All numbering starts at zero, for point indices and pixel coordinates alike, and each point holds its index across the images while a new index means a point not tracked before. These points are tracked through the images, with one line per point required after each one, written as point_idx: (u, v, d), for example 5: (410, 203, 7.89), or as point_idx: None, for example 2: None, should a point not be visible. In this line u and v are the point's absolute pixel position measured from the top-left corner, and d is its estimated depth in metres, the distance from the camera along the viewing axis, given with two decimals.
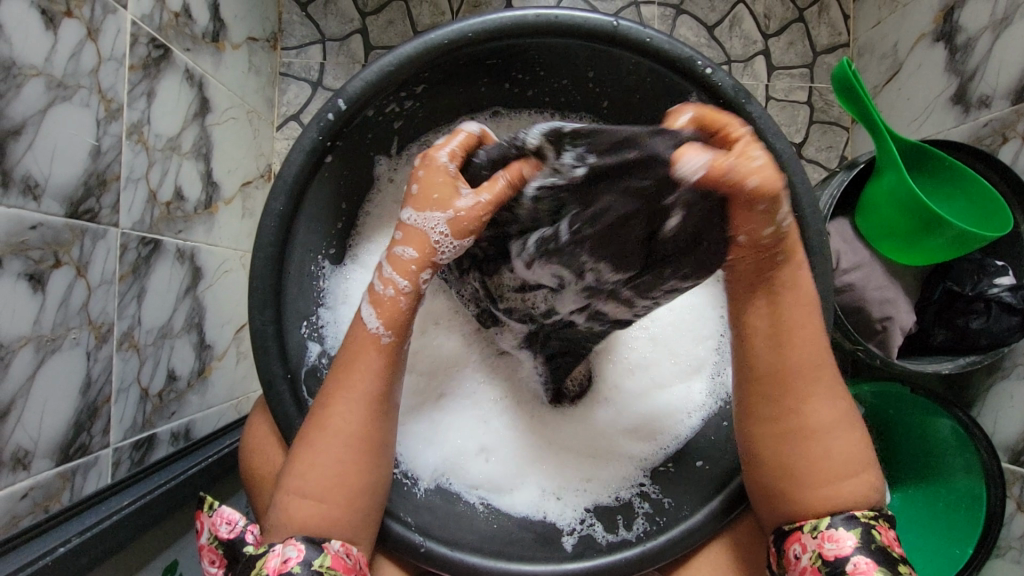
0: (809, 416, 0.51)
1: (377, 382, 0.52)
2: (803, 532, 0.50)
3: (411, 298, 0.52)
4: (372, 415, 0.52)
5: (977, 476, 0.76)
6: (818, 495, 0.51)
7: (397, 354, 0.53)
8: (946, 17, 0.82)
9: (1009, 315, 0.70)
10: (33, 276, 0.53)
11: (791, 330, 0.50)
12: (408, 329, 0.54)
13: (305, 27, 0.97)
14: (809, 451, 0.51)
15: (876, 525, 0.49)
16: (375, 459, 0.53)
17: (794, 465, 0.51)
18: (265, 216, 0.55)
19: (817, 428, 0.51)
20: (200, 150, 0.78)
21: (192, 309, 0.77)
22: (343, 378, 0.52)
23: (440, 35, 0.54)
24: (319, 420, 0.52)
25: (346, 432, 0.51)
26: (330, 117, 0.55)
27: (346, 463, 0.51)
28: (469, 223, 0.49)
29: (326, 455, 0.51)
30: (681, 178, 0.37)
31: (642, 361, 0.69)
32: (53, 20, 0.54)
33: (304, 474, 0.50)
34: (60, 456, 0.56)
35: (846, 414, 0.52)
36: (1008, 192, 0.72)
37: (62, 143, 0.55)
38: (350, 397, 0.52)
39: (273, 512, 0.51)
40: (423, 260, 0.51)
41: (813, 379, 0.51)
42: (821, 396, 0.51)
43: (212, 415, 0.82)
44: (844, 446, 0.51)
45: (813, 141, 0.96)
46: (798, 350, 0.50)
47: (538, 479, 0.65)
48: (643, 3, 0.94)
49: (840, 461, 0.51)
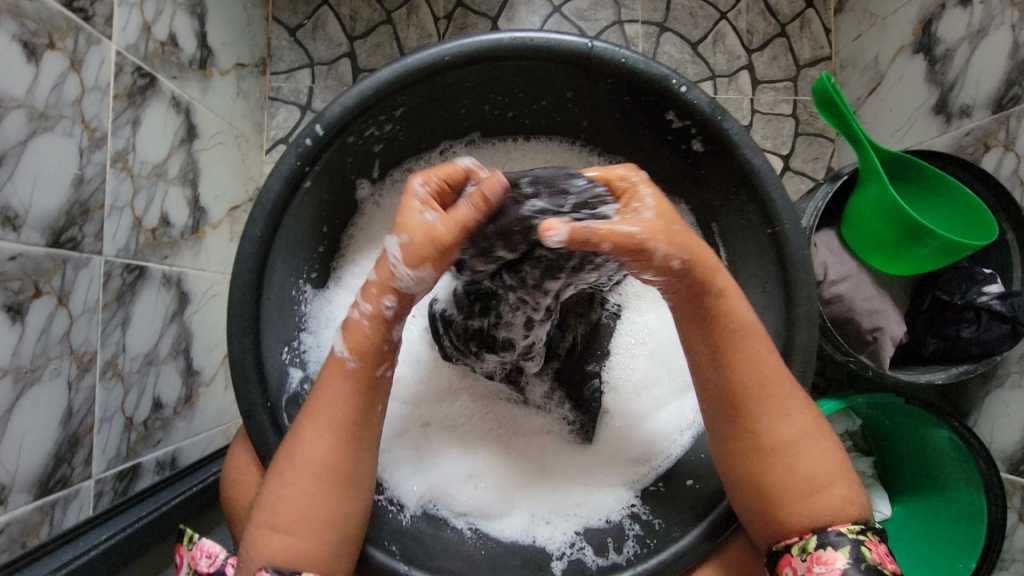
0: (776, 429, 0.52)
1: (347, 406, 0.51)
2: (794, 556, 0.49)
3: (374, 322, 0.51)
4: (343, 443, 0.51)
5: (976, 489, 0.75)
6: (802, 512, 0.50)
7: (365, 379, 0.52)
8: (924, 30, 0.84)
9: (998, 323, 0.69)
10: (13, 307, 0.53)
11: (731, 349, 0.53)
12: (377, 358, 0.52)
13: (294, 52, 0.98)
14: (778, 466, 0.51)
15: (865, 541, 0.48)
16: (348, 485, 0.51)
17: (768, 482, 0.51)
18: (245, 242, 0.55)
19: (786, 439, 0.52)
20: (187, 176, 0.78)
21: (179, 335, 0.76)
22: (312, 404, 0.52)
23: (416, 60, 0.55)
24: (289, 451, 0.51)
25: (314, 461, 0.50)
26: (308, 143, 0.55)
27: (311, 492, 0.49)
28: (416, 249, 0.48)
29: (291, 481, 0.49)
30: (551, 242, 0.45)
31: (643, 378, 0.68)
32: (35, 53, 0.55)
33: (273, 501, 0.49)
34: (39, 489, 0.55)
35: (816, 422, 0.53)
36: (993, 201, 0.72)
37: (44, 173, 0.56)
38: (316, 428, 0.51)
39: (247, 538, 0.49)
40: (383, 284, 0.51)
41: (774, 391, 0.52)
42: (777, 410, 0.52)
43: (199, 442, 0.80)
44: (820, 457, 0.51)
45: (799, 153, 0.96)
46: (750, 365, 0.53)
47: (528, 504, 0.63)
48: (627, 22, 0.96)
49: (820, 473, 0.50)
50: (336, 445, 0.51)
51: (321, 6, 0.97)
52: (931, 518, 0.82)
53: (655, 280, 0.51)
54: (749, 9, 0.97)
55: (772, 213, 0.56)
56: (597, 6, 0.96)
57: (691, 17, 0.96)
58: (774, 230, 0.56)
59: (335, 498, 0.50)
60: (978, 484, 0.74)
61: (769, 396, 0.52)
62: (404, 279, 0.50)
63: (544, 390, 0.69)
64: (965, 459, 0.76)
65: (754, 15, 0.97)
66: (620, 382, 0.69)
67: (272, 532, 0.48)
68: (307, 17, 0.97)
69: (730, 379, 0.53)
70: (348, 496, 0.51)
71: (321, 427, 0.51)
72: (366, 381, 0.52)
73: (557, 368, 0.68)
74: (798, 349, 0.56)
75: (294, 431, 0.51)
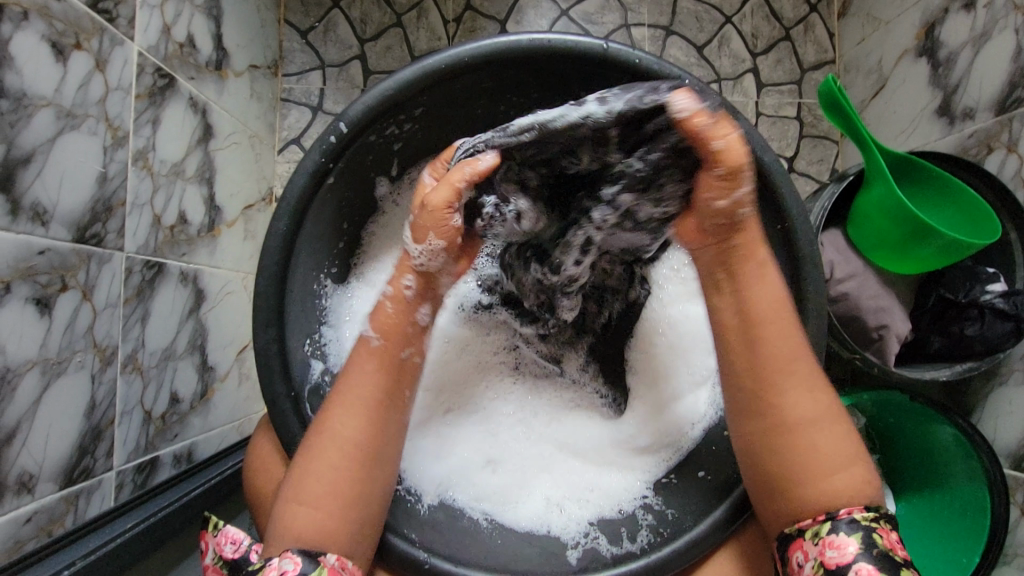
0: (797, 409, 0.53)
1: (371, 382, 0.54)
2: (806, 538, 0.50)
3: (396, 303, 0.57)
4: (370, 421, 0.54)
5: (980, 482, 0.77)
6: (816, 494, 0.51)
7: (389, 359, 0.56)
8: (927, 34, 0.85)
9: (1003, 321, 0.70)
10: (40, 301, 0.54)
11: (760, 323, 0.54)
12: (399, 335, 0.56)
13: (306, 54, 0.99)
14: (796, 447, 0.52)
15: (877, 528, 0.49)
16: (373, 467, 0.53)
17: (785, 464, 0.53)
18: (268, 238, 0.56)
19: (807, 420, 0.53)
20: (203, 175, 0.79)
21: (196, 331, 0.77)
22: (341, 383, 0.55)
23: (437, 60, 0.56)
24: (318, 430, 0.53)
25: (343, 436, 0.52)
26: (332, 139, 0.57)
27: (339, 471, 0.52)
28: (433, 225, 0.54)
29: (319, 458, 0.52)
30: (672, 110, 0.46)
31: (662, 368, 0.69)
32: (63, 53, 0.56)
33: (300, 477, 0.51)
34: (65, 479, 0.57)
35: (832, 407, 0.54)
36: (997, 201, 0.73)
37: (70, 171, 0.57)
38: (343, 406, 0.53)
39: (273, 521, 0.51)
40: (403, 264, 0.57)
41: (796, 372, 0.54)
42: (799, 389, 0.53)
43: (214, 437, 0.82)
44: (834, 440, 0.52)
45: (804, 154, 0.98)
46: (778, 342, 0.54)
47: (544, 488, 0.66)
48: (633, 25, 0.97)
49: (832, 455, 0.52)
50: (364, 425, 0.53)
51: (332, 9, 0.99)
52: (935, 513, 0.83)
53: (721, 206, 0.50)
54: (754, 13, 0.98)
55: (782, 210, 0.57)
56: (604, 10, 0.97)
57: (697, 21, 0.98)
58: (784, 226, 0.57)
59: (359, 476, 0.52)
60: (982, 479, 0.76)
61: (791, 377, 0.53)
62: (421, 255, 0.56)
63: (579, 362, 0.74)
64: (969, 455, 0.77)
65: (760, 19, 0.98)
66: (642, 367, 0.71)
67: (300, 507, 0.50)
68: (318, 20, 0.99)
69: (762, 354, 0.54)
70: (371, 476, 0.53)
71: (351, 405, 0.53)
72: (392, 363, 0.55)
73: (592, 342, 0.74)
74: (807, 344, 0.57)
75: (323, 410, 0.54)
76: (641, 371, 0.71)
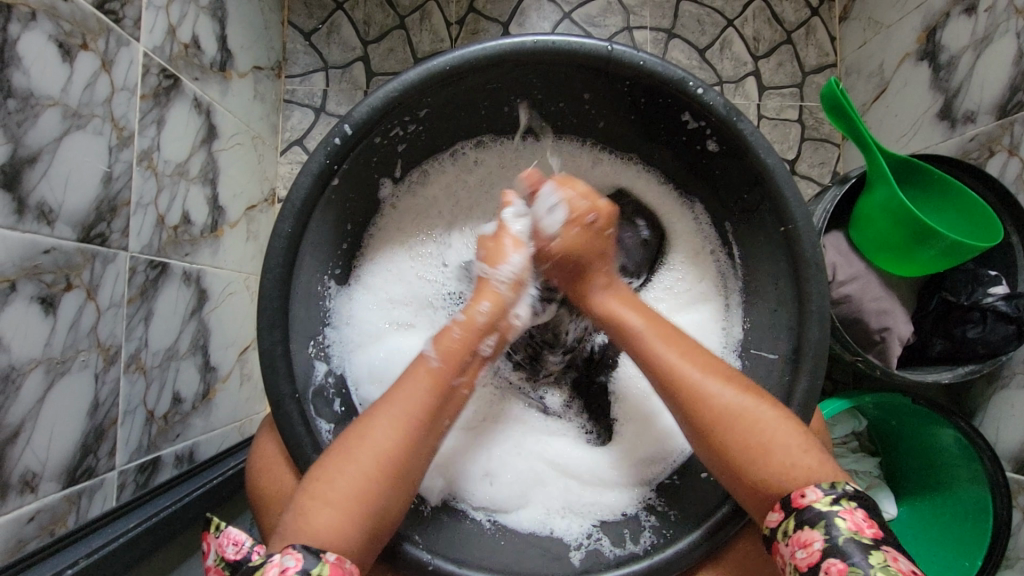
0: (705, 414, 0.53)
1: (419, 401, 0.54)
2: (777, 540, 0.48)
3: (465, 327, 0.58)
4: (409, 436, 0.53)
5: (982, 488, 0.76)
6: (761, 483, 0.51)
7: (444, 383, 0.56)
8: (929, 37, 0.85)
9: (1005, 324, 0.70)
10: (45, 300, 0.54)
11: (652, 340, 0.58)
12: (461, 364, 0.57)
13: (309, 55, 1.00)
14: (737, 435, 0.52)
15: (838, 510, 0.45)
16: (400, 483, 0.52)
17: (733, 454, 0.52)
18: (273, 238, 0.56)
19: (719, 416, 0.53)
20: (207, 175, 0.80)
21: (198, 331, 0.78)
22: (390, 394, 0.54)
23: (442, 62, 0.56)
24: (358, 434, 0.52)
25: (383, 447, 0.52)
26: (337, 141, 0.57)
27: (371, 478, 0.51)
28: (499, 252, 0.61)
29: (356, 462, 0.51)
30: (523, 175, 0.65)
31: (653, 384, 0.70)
32: (69, 53, 0.56)
33: (331, 475, 0.50)
34: (67, 478, 0.57)
35: (744, 394, 0.53)
36: (998, 204, 0.73)
37: (76, 171, 0.57)
38: (387, 418, 0.53)
39: (288, 515, 0.49)
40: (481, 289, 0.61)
41: (694, 376, 0.55)
42: (713, 384, 0.54)
43: (216, 437, 0.82)
44: (756, 429, 0.52)
45: (806, 157, 0.98)
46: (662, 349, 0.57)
47: (543, 497, 0.65)
48: (636, 28, 0.98)
49: (759, 445, 0.51)
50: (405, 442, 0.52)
51: (336, 11, 0.99)
52: (936, 517, 0.83)
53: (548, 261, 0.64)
54: (756, 16, 0.98)
55: (785, 212, 0.57)
56: (606, 13, 0.98)
57: (698, 24, 0.98)
58: (786, 228, 0.58)
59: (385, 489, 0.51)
60: (985, 483, 0.75)
61: (691, 381, 0.55)
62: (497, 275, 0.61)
63: (563, 399, 0.74)
64: (972, 459, 0.77)
65: (761, 23, 0.98)
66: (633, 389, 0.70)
67: (324, 508, 0.49)
68: (321, 22, 0.99)
69: (662, 368, 0.56)
70: (396, 492, 0.52)
71: (396, 417, 0.53)
72: (441, 387, 0.55)
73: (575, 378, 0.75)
74: (810, 346, 0.57)
75: (368, 416, 0.53)
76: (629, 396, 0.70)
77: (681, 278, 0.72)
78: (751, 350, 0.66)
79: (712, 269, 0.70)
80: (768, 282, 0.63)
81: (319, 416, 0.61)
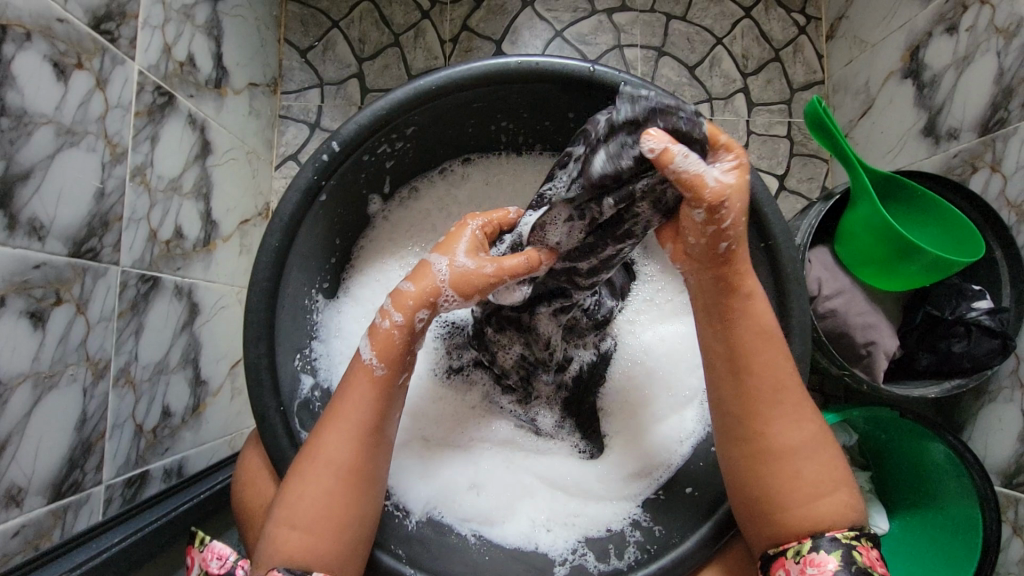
0: (778, 441, 0.53)
1: (367, 409, 0.53)
2: (788, 558, 0.50)
3: (404, 332, 0.54)
4: (365, 445, 0.53)
5: (971, 501, 0.76)
6: (789, 519, 0.51)
7: (390, 386, 0.54)
8: (912, 56, 0.87)
9: (989, 338, 0.71)
10: (35, 315, 0.55)
11: (747, 354, 0.53)
12: (404, 363, 0.55)
13: (304, 72, 1.01)
14: (782, 471, 0.52)
15: (858, 545, 0.49)
16: (366, 491, 0.53)
17: (775, 492, 0.52)
18: (262, 253, 0.57)
19: (783, 449, 0.53)
20: (200, 190, 0.81)
21: (189, 344, 0.78)
22: (336, 409, 0.53)
23: (429, 81, 0.58)
24: (311, 449, 0.53)
25: (335, 460, 0.52)
26: (325, 158, 0.58)
27: (336, 494, 0.51)
28: (476, 281, 0.53)
29: (314, 483, 0.51)
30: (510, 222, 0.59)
31: (643, 396, 0.69)
32: (64, 72, 0.57)
33: (295, 499, 0.51)
34: (53, 493, 0.57)
35: (810, 437, 0.53)
36: (981, 220, 0.74)
37: (69, 187, 0.58)
38: (340, 431, 0.52)
39: (263, 541, 0.51)
40: (421, 298, 0.54)
41: (784, 403, 0.53)
42: (785, 420, 0.53)
43: (205, 451, 0.81)
44: (805, 473, 0.52)
45: (794, 173, 0.99)
46: (765, 366, 0.53)
47: (528, 511, 0.65)
48: (626, 46, 0.99)
49: (812, 485, 0.52)
50: (360, 452, 0.52)
51: (332, 29, 1.01)
52: (924, 530, 0.83)
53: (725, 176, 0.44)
54: (744, 35, 1.00)
55: (765, 228, 0.58)
56: (597, 32, 1.00)
57: (688, 42, 1.00)
58: (768, 244, 0.58)
59: (350, 495, 0.52)
60: (974, 497, 0.75)
61: (779, 406, 0.53)
62: (446, 297, 0.54)
63: (555, 419, 0.71)
64: (961, 472, 0.77)
65: (750, 41, 1.00)
66: (623, 397, 0.70)
67: (293, 529, 0.50)
68: (317, 39, 1.01)
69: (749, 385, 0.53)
70: (363, 495, 0.53)
71: (346, 431, 0.52)
72: (390, 392, 0.54)
73: (566, 397, 0.72)
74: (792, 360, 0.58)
75: (318, 433, 0.53)
76: (619, 404, 0.70)
77: (663, 288, 0.72)
78: None
79: None
80: None
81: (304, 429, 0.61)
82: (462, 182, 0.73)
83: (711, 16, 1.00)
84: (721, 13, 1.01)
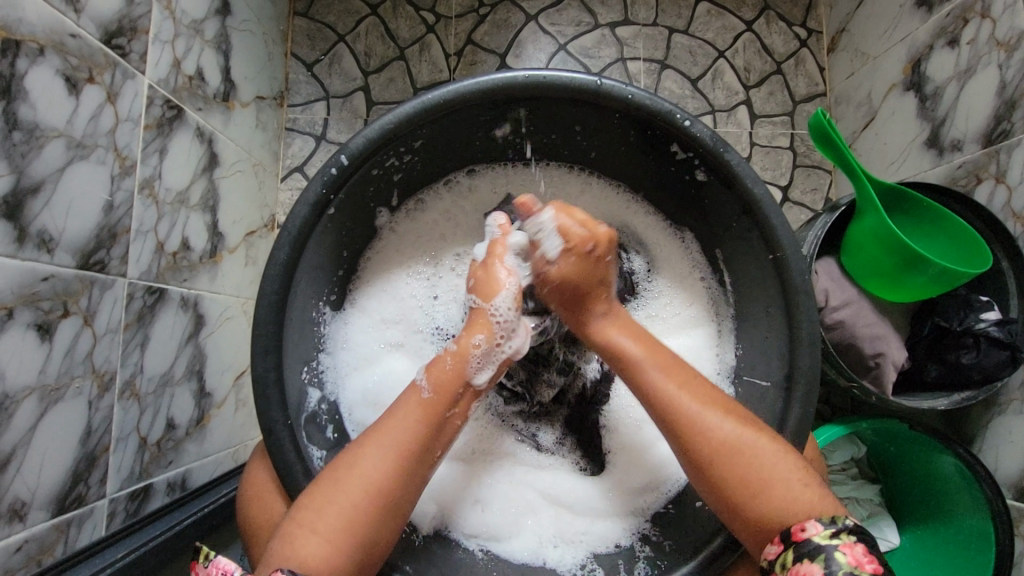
0: (705, 441, 0.52)
1: (410, 430, 0.53)
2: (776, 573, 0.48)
3: (456, 356, 0.57)
4: (397, 466, 0.52)
5: (984, 517, 0.75)
6: (758, 526, 0.50)
7: (436, 411, 0.55)
8: (913, 69, 0.88)
9: (999, 349, 0.71)
10: (42, 327, 0.55)
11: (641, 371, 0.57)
12: (451, 395, 0.56)
13: (311, 86, 1.02)
14: (730, 470, 0.51)
15: (838, 544, 0.45)
16: (389, 513, 0.52)
17: (738, 490, 0.51)
18: (270, 267, 0.57)
19: (721, 446, 0.52)
20: (207, 202, 0.81)
21: (194, 356, 0.78)
22: (383, 424, 0.54)
23: (438, 96, 0.58)
24: (348, 461, 0.52)
25: (371, 478, 0.51)
26: (334, 171, 0.58)
27: (360, 506, 0.50)
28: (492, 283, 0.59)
29: (345, 492, 0.50)
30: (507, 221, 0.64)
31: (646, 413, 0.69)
32: (75, 86, 0.58)
33: (320, 506, 0.50)
34: (56, 507, 0.56)
35: (737, 428, 0.53)
36: (988, 232, 0.74)
37: (77, 200, 0.58)
38: (378, 448, 0.52)
39: (274, 545, 0.49)
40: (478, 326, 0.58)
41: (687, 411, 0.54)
42: (702, 416, 0.53)
43: (209, 464, 0.81)
44: (751, 463, 0.51)
45: (798, 184, 1.00)
46: (648, 375, 0.56)
47: (535, 527, 0.64)
48: (629, 59, 1.00)
49: (759, 475, 0.50)
50: (392, 472, 0.52)
51: (338, 43, 1.02)
52: (936, 545, 0.82)
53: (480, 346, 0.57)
54: (747, 48, 1.01)
55: (772, 239, 0.58)
56: (601, 45, 1.01)
57: (690, 55, 1.01)
58: (775, 255, 0.59)
59: (371, 514, 0.50)
60: (986, 512, 0.74)
61: (684, 416, 0.54)
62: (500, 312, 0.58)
63: (556, 435, 0.71)
64: (972, 486, 0.75)
65: (752, 53, 1.01)
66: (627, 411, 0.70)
67: (310, 534, 0.48)
68: (323, 53, 1.02)
69: (657, 402, 0.55)
70: (385, 517, 0.51)
71: (384, 448, 0.52)
72: (434, 417, 0.54)
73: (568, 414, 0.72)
74: (800, 372, 0.58)
75: (358, 445, 0.53)
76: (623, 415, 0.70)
77: (671, 302, 0.72)
78: (744, 377, 0.66)
79: (699, 293, 0.71)
80: (759, 307, 0.63)
81: (311, 443, 0.62)
82: (472, 191, 0.73)
83: (713, 29, 1.01)
84: (723, 27, 1.01)
